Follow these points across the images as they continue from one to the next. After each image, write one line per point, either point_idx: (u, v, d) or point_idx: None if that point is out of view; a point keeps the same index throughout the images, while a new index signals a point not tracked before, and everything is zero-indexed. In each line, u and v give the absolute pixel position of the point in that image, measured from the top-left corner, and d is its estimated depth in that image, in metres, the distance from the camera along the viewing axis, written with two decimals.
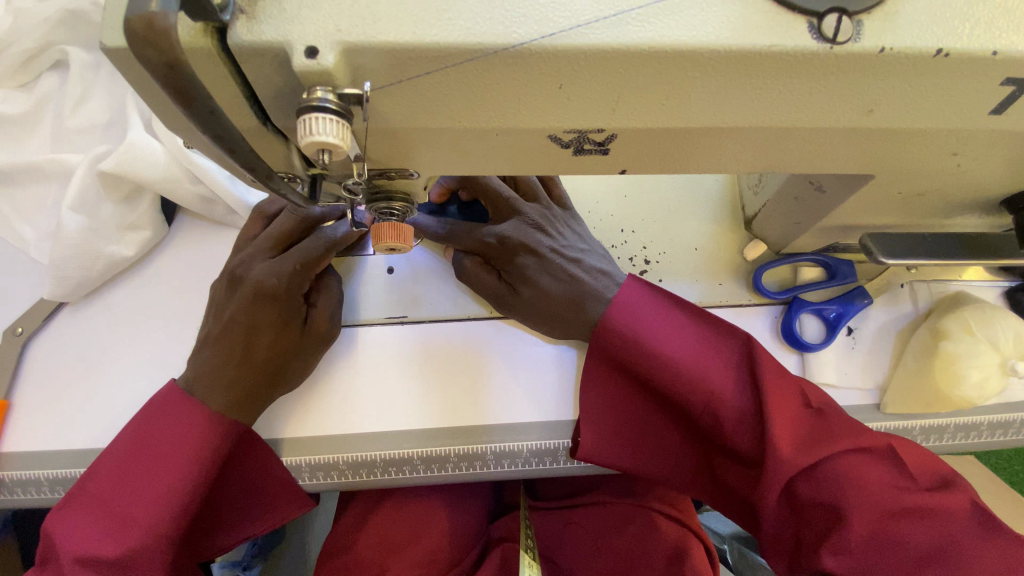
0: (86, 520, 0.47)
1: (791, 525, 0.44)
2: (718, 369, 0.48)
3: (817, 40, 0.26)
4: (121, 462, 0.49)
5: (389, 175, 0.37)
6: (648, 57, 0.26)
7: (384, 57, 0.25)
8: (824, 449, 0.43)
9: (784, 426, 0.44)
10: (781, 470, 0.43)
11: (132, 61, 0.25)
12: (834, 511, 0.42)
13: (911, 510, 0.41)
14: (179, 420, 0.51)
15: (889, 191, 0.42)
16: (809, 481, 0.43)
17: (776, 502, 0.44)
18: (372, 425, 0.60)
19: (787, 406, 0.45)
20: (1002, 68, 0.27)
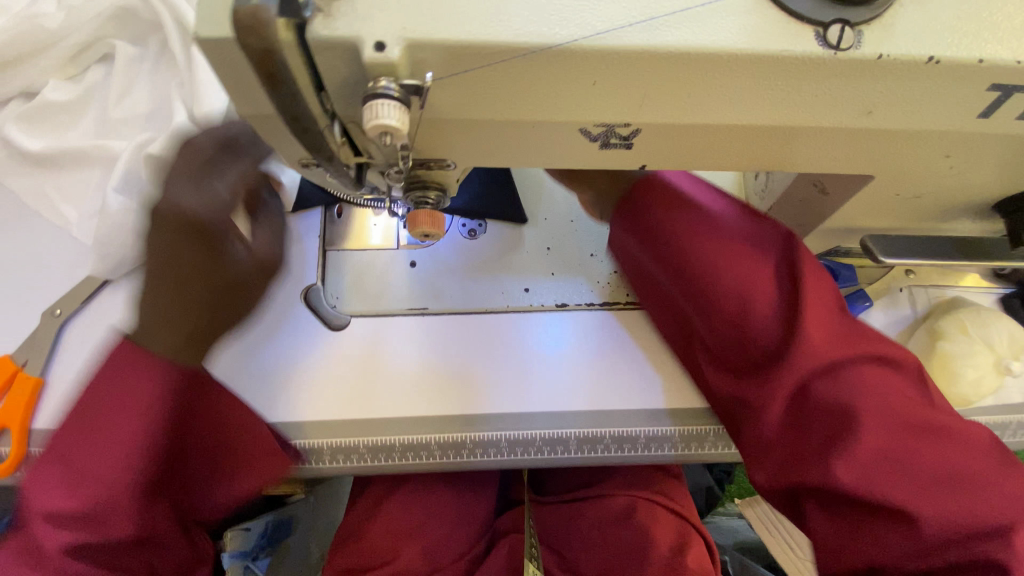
0: (58, 482, 0.44)
1: (800, 429, 0.46)
2: (761, 267, 0.48)
3: (822, 46, 0.29)
4: (78, 416, 0.45)
5: (427, 165, 0.40)
6: (674, 57, 0.29)
7: (442, 52, 0.29)
8: (851, 353, 0.45)
9: (815, 323, 0.46)
10: (805, 362, 0.45)
11: (221, 49, 0.29)
12: (851, 410, 0.44)
13: (925, 425, 0.43)
14: (127, 375, 0.45)
15: (887, 193, 0.45)
16: (827, 380, 0.45)
17: (786, 410, 0.47)
18: (391, 364, 0.64)
19: (823, 309, 0.47)
20: (987, 74, 0.31)
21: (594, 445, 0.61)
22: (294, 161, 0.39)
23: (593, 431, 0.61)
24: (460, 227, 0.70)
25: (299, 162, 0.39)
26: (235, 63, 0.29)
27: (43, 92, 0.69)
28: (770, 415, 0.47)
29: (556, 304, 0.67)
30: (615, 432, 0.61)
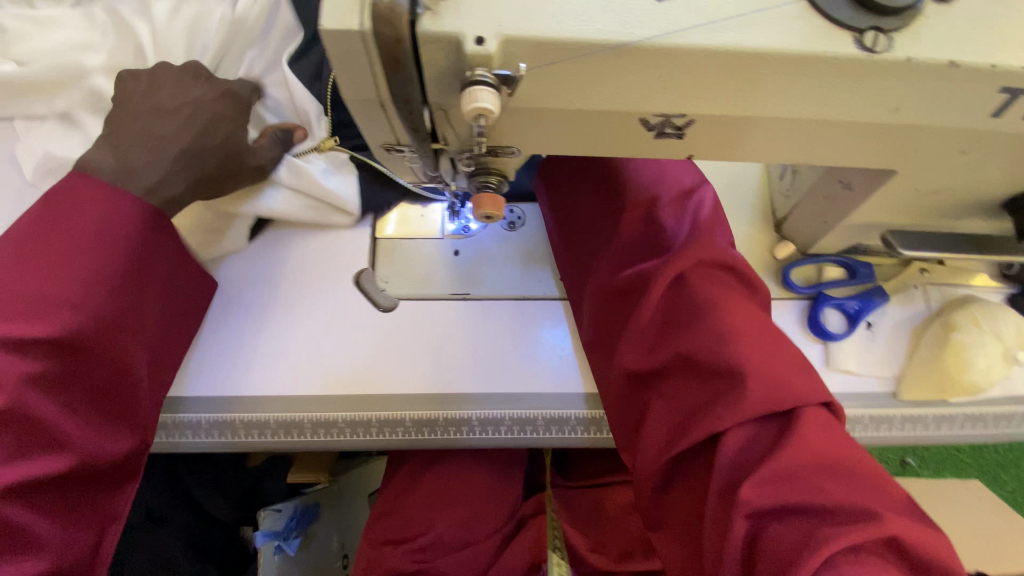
0: (27, 275, 0.47)
1: (662, 329, 0.53)
2: (671, 211, 0.58)
3: (859, 48, 0.34)
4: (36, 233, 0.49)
5: (494, 152, 0.45)
6: (730, 56, 0.34)
7: (532, 47, 0.34)
8: (714, 271, 0.53)
9: (699, 245, 0.54)
10: (682, 258, 0.53)
11: (343, 39, 0.33)
12: (710, 303, 0.50)
13: (775, 333, 0.50)
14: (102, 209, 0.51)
15: (908, 189, 0.49)
16: (695, 280, 0.52)
17: (658, 307, 0.53)
18: (394, 375, 0.66)
19: (712, 240, 0.54)
20: (999, 78, 0.35)
21: None
22: (378, 145, 0.44)
23: None
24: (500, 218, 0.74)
25: (383, 145, 0.44)
26: (352, 52, 0.34)
27: None
28: (647, 303, 0.53)
29: None
30: None
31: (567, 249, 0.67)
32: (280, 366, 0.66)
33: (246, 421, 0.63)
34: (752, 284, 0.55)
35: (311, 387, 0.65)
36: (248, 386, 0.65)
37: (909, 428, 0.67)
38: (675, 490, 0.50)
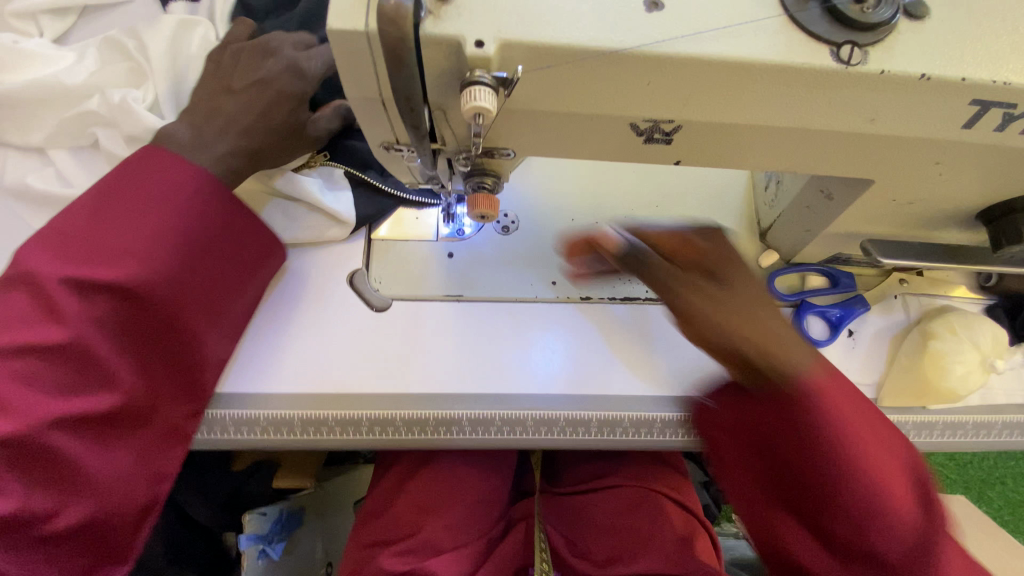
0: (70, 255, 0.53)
1: (860, 521, 0.38)
2: (883, 454, 0.40)
3: (836, 60, 0.36)
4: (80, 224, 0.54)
5: (490, 154, 0.46)
6: (715, 65, 0.36)
7: (529, 51, 0.35)
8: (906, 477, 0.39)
9: (893, 470, 0.39)
10: (861, 482, 0.38)
11: (349, 38, 0.35)
12: (895, 494, 0.38)
13: (931, 493, 0.39)
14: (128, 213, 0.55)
15: (886, 199, 0.52)
16: (862, 492, 0.38)
17: (844, 519, 0.39)
18: (420, 377, 0.67)
19: (894, 468, 0.39)
20: (967, 91, 0.38)
21: (613, 428, 0.66)
22: (377, 143, 0.46)
23: (612, 414, 0.66)
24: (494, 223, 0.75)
25: (383, 143, 0.45)
26: (357, 50, 0.36)
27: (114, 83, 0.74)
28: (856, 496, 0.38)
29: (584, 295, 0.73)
30: (634, 416, 0.66)
31: (737, 451, 0.47)
32: (272, 363, 0.66)
33: (234, 420, 0.63)
34: (925, 485, 0.39)
35: (306, 382, 0.66)
36: (233, 382, 0.65)
37: None
38: None
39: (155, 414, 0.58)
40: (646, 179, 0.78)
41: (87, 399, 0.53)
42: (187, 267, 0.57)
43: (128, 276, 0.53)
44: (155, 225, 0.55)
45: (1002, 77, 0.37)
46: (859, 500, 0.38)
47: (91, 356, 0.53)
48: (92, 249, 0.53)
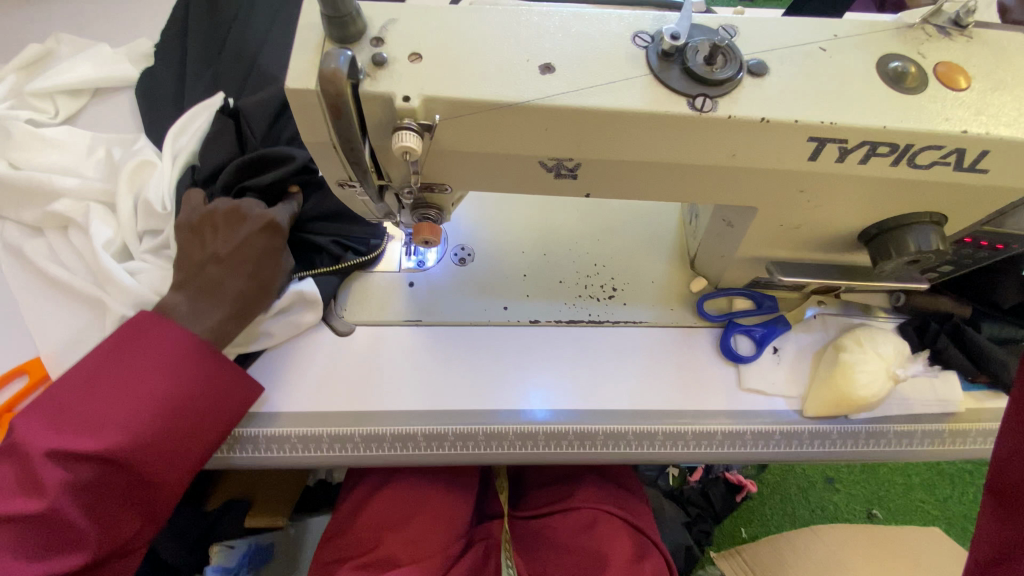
0: (65, 423, 0.58)
1: None
2: None
3: (691, 108, 0.45)
4: (82, 385, 0.60)
5: (430, 188, 0.55)
6: (595, 113, 0.45)
7: (445, 102, 0.44)
8: None
9: None
10: None
11: (302, 96, 0.44)
12: None
13: None
14: (123, 374, 0.60)
15: (775, 223, 0.60)
16: None
17: None
18: (389, 400, 0.72)
19: None
20: (804, 129, 0.47)
21: (557, 440, 0.71)
22: (333, 181, 0.54)
23: (555, 426, 0.72)
24: (451, 255, 0.83)
25: (337, 181, 0.54)
26: (308, 106, 0.45)
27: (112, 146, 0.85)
28: None
29: (531, 320, 0.79)
30: (578, 429, 0.71)
31: None
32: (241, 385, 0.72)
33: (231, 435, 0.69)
34: None
35: (279, 401, 0.72)
36: None
37: (820, 444, 0.73)
38: None
39: (124, 552, 0.61)
40: (590, 216, 0.87)
41: (56, 561, 0.56)
42: (157, 427, 0.60)
43: (100, 448, 0.57)
44: (140, 393, 0.60)
45: (829, 118, 0.46)
46: None
47: (64, 523, 0.56)
48: (82, 421, 0.58)
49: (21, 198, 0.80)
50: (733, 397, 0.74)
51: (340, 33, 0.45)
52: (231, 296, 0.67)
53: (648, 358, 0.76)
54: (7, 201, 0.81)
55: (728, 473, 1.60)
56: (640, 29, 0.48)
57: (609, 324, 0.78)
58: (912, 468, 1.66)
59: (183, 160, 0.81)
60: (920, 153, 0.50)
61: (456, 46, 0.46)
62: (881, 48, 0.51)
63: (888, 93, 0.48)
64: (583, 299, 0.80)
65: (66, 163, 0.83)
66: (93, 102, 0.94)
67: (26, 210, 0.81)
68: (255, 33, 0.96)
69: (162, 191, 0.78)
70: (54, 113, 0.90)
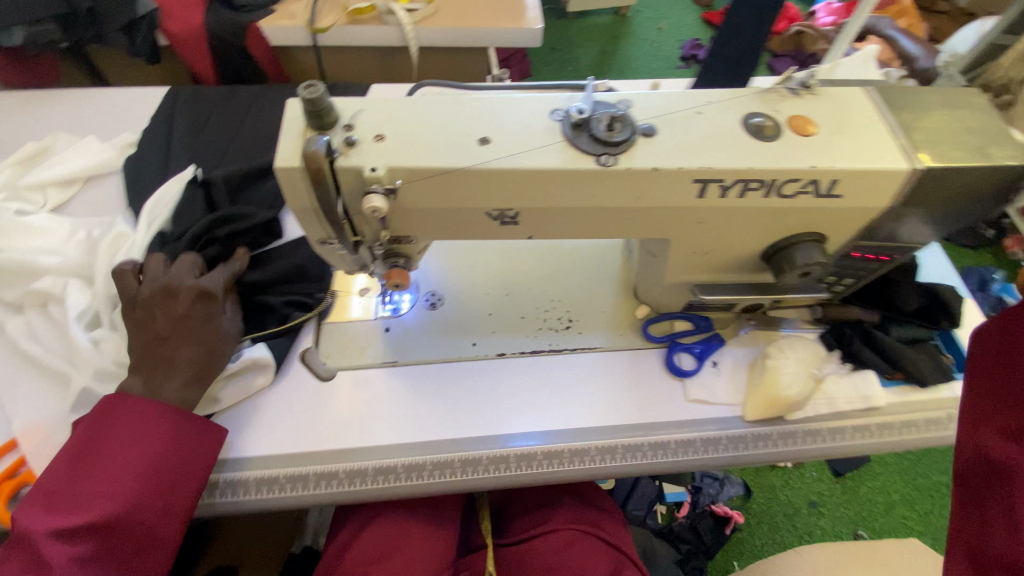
0: (59, 504, 0.64)
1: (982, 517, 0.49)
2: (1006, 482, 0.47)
3: (599, 163, 0.58)
4: (67, 469, 0.66)
5: (397, 240, 0.66)
6: (524, 172, 0.57)
7: (405, 170, 0.56)
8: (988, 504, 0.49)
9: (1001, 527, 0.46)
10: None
11: (286, 173, 0.55)
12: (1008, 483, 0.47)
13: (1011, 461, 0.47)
14: (106, 449, 0.67)
15: (689, 251, 0.72)
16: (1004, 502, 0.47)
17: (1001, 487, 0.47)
18: (369, 436, 0.79)
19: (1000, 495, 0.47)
20: (690, 173, 0.59)
21: (529, 460, 0.78)
22: (315, 240, 0.64)
23: (524, 449, 0.78)
24: (423, 301, 0.92)
25: (319, 240, 0.64)
26: (292, 179, 0.56)
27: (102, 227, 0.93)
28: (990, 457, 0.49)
29: (498, 353, 0.88)
30: (546, 449, 0.79)
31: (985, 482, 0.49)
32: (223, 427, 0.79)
33: (225, 481, 0.74)
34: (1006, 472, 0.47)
35: (268, 446, 0.78)
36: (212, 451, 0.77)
37: (765, 445, 0.82)
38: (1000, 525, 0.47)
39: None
40: (545, 259, 0.98)
41: None
42: (147, 486, 0.66)
43: (98, 515, 0.63)
44: (126, 461, 0.67)
45: (706, 164, 0.59)
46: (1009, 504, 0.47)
47: None
48: (77, 498, 0.64)
49: (4, 279, 0.86)
50: (682, 408, 0.83)
51: (318, 123, 0.57)
52: (185, 364, 0.74)
53: (605, 379, 0.85)
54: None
55: (715, 506, 1.65)
56: (555, 106, 0.61)
57: (568, 352, 0.88)
58: (888, 485, 1.72)
59: (155, 227, 0.91)
60: (785, 185, 0.63)
61: (410, 127, 0.59)
62: (745, 109, 0.65)
63: (752, 142, 0.62)
64: (544, 331, 0.90)
65: (57, 245, 0.91)
66: (82, 190, 1.04)
67: (8, 290, 0.86)
68: (233, 121, 1.15)
69: (128, 257, 0.87)
70: (42, 203, 0.99)
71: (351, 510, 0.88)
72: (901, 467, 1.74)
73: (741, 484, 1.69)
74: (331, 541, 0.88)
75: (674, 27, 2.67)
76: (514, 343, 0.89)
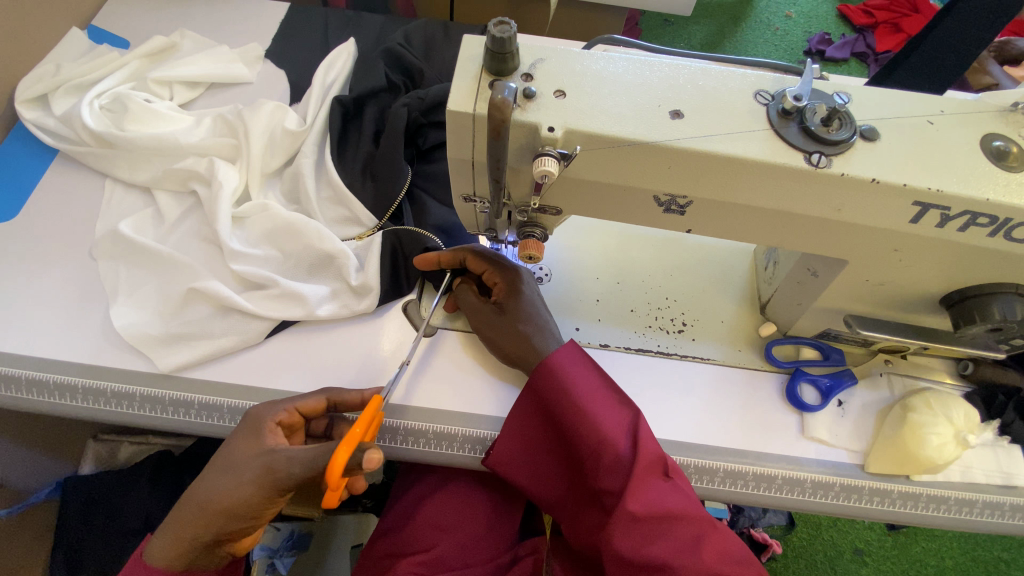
0: None
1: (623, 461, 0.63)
2: (646, 470, 0.62)
3: (807, 162, 0.50)
4: None
5: (543, 208, 0.60)
6: (719, 158, 0.50)
7: (585, 136, 0.50)
8: (655, 505, 0.60)
9: (640, 484, 0.61)
10: (624, 481, 0.61)
11: (460, 115, 0.51)
12: (652, 501, 0.60)
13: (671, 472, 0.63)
14: None
15: (860, 278, 0.63)
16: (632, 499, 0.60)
17: (640, 490, 0.60)
18: (460, 401, 0.75)
19: (648, 472, 0.62)
20: (911, 193, 0.50)
21: None
22: (460, 193, 0.60)
23: None
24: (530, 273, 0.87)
25: (465, 194, 0.60)
26: (464, 122, 0.51)
27: (226, 134, 0.92)
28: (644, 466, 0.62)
29: (601, 344, 0.82)
30: None
31: (613, 474, 0.62)
32: (322, 343, 0.78)
33: None
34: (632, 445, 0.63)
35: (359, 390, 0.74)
36: (305, 383, 0.74)
37: (879, 502, 0.73)
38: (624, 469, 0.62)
39: None
40: (664, 251, 0.90)
41: None
42: None
43: None
44: None
45: (935, 186, 0.50)
46: (605, 448, 0.63)
47: None
48: None
49: (140, 161, 0.89)
50: (795, 442, 0.76)
51: (497, 67, 0.51)
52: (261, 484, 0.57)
53: (712, 394, 0.79)
54: (125, 164, 0.89)
55: (753, 531, 1.54)
56: (761, 88, 0.53)
57: (677, 357, 0.81)
58: (944, 550, 1.59)
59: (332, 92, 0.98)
60: (1019, 228, 0.52)
61: (596, 86, 0.52)
62: (985, 127, 0.54)
63: (991, 168, 0.52)
64: (653, 330, 0.83)
65: None
66: (207, 94, 1.03)
67: (143, 172, 0.89)
68: (365, 43, 1.12)
69: (290, 120, 0.93)
70: (170, 99, 0.98)
71: (423, 473, 0.87)
72: (962, 534, 1.60)
73: (786, 514, 1.59)
74: (399, 496, 0.88)
75: (803, 15, 2.41)
76: (622, 335, 0.83)
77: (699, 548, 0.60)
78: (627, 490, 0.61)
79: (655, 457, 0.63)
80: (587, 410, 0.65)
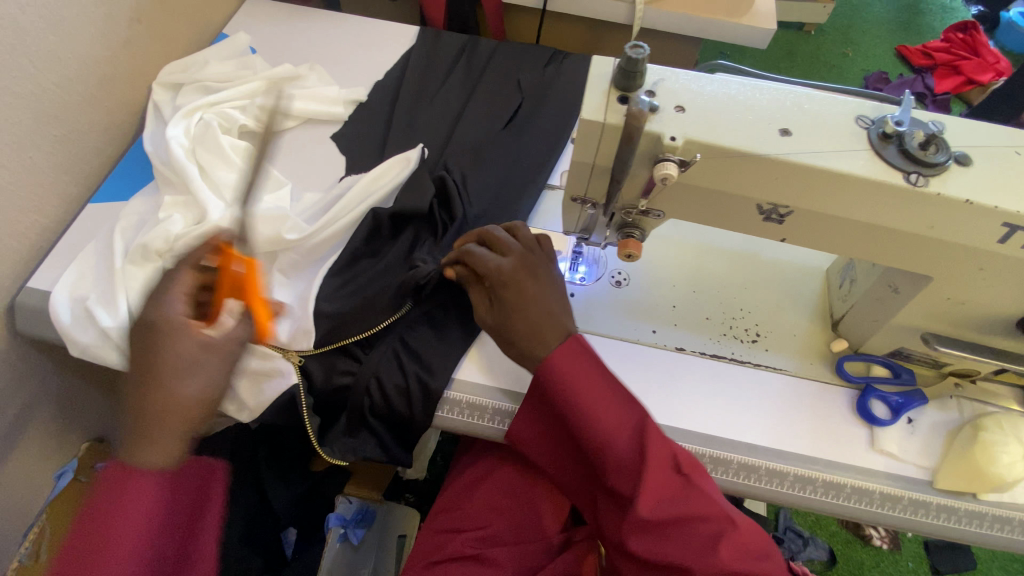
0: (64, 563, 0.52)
1: (633, 461, 0.64)
2: (657, 464, 0.63)
3: (906, 181, 0.55)
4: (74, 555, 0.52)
5: (644, 212, 0.67)
6: (824, 174, 0.55)
7: (702, 146, 0.56)
8: (668, 508, 0.62)
9: (648, 492, 0.62)
10: (631, 479, 0.63)
11: (591, 124, 0.58)
12: (662, 503, 0.62)
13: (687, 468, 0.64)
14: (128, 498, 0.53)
15: (941, 295, 0.67)
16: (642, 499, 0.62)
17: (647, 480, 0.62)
18: None
19: (658, 463, 0.63)
20: (1001, 215, 0.55)
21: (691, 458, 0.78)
22: (571, 194, 0.68)
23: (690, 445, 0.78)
24: (609, 277, 0.93)
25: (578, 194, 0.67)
26: (593, 130, 0.59)
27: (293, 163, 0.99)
28: (651, 458, 0.63)
29: (677, 347, 0.87)
30: (714, 453, 0.77)
31: (624, 474, 0.64)
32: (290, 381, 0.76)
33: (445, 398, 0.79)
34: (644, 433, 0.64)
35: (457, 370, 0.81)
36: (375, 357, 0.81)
37: (945, 518, 0.75)
38: (634, 463, 0.64)
39: None
40: (739, 265, 0.95)
41: None
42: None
43: None
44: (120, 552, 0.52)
45: None
46: (610, 451, 0.64)
47: None
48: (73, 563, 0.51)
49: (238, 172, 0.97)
50: (864, 454, 0.78)
51: (626, 84, 0.58)
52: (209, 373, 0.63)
53: (782, 401, 0.82)
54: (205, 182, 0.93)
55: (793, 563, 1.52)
56: (862, 114, 0.59)
57: (750, 365, 0.85)
58: None
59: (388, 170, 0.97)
60: None
61: (713, 105, 0.59)
62: None
63: None
64: (727, 338, 0.88)
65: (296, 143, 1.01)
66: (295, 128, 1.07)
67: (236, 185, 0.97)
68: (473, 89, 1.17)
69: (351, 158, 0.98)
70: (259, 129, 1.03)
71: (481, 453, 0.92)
72: None
73: (827, 549, 1.56)
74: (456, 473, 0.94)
75: (861, 53, 2.45)
76: (697, 340, 0.88)
77: (718, 545, 0.61)
78: (638, 493, 0.62)
79: (666, 449, 0.64)
80: (591, 411, 0.65)
